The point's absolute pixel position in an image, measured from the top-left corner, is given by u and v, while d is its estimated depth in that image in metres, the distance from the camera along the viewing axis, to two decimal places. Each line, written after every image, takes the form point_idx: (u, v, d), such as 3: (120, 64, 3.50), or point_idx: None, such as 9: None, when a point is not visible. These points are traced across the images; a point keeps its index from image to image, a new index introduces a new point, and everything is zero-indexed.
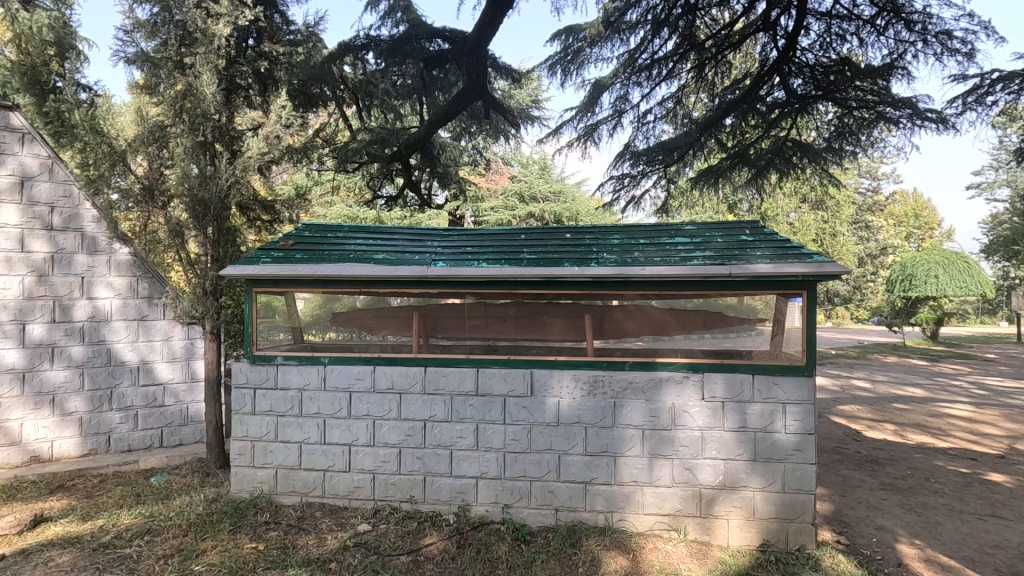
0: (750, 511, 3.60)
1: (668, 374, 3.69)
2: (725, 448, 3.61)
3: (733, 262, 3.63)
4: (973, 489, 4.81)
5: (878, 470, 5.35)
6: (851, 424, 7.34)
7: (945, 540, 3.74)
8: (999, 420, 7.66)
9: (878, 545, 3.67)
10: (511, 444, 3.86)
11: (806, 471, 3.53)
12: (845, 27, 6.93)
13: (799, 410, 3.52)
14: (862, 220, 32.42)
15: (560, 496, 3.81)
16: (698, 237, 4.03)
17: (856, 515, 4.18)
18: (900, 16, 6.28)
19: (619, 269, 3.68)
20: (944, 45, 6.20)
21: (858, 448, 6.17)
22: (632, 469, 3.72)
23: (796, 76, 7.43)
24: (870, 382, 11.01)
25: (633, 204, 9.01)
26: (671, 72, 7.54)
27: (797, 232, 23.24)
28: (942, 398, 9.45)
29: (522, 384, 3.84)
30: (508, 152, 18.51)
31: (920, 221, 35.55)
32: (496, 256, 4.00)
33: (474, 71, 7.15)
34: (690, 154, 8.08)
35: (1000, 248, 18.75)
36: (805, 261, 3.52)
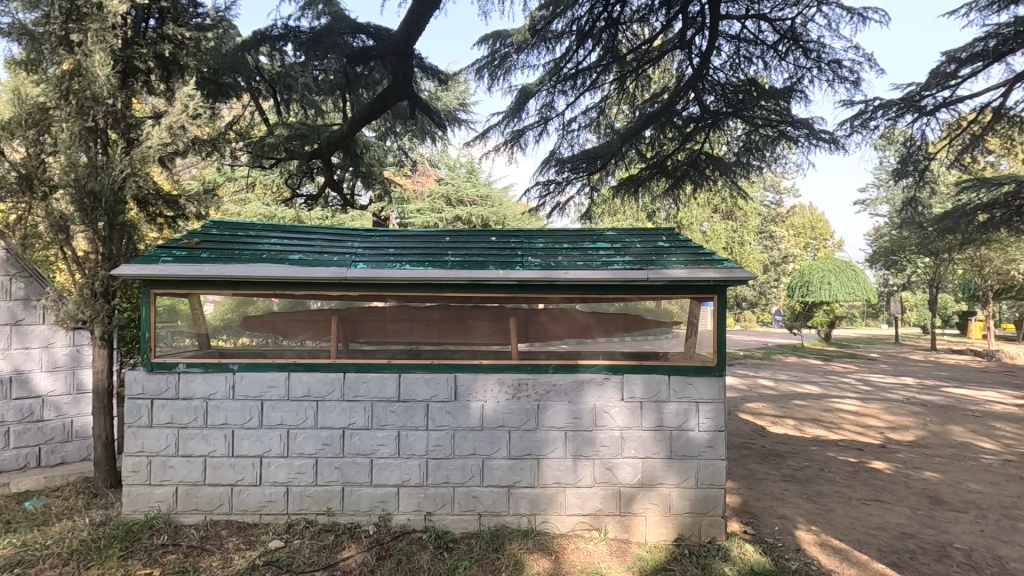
0: (666, 507, 3.74)
1: (590, 375, 3.76)
2: (643, 447, 3.73)
3: (651, 266, 3.77)
4: (860, 476, 5.28)
5: (780, 462, 5.76)
6: (758, 420, 7.88)
7: (837, 525, 4.07)
8: (881, 413, 8.51)
9: (780, 533, 3.92)
10: (434, 451, 3.78)
11: (717, 466, 3.72)
12: (752, 51, 7.46)
13: (710, 409, 3.71)
14: (766, 230, 35.28)
15: (484, 501, 3.77)
16: (619, 242, 4.15)
17: (761, 505, 4.46)
18: (798, 44, 6.83)
19: (542, 273, 3.71)
20: (835, 73, 6.83)
21: (763, 443, 6.62)
22: (555, 471, 3.76)
23: (709, 93, 7.85)
24: (773, 381, 11.86)
25: (558, 210, 9.18)
26: (595, 82, 7.74)
27: (709, 241, 24.76)
28: (834, 393, 10.37)
29: (446, 389, 3.78)
30: (436, 155, 18.43)
31: (817, 232, 38.86)
32: (419, 258, 3.91)
33: (400, 71, 6.97)
34: (613, 163, 8.34)
35: (882, 258, 20.84)
36: (716, 267, 3.72)
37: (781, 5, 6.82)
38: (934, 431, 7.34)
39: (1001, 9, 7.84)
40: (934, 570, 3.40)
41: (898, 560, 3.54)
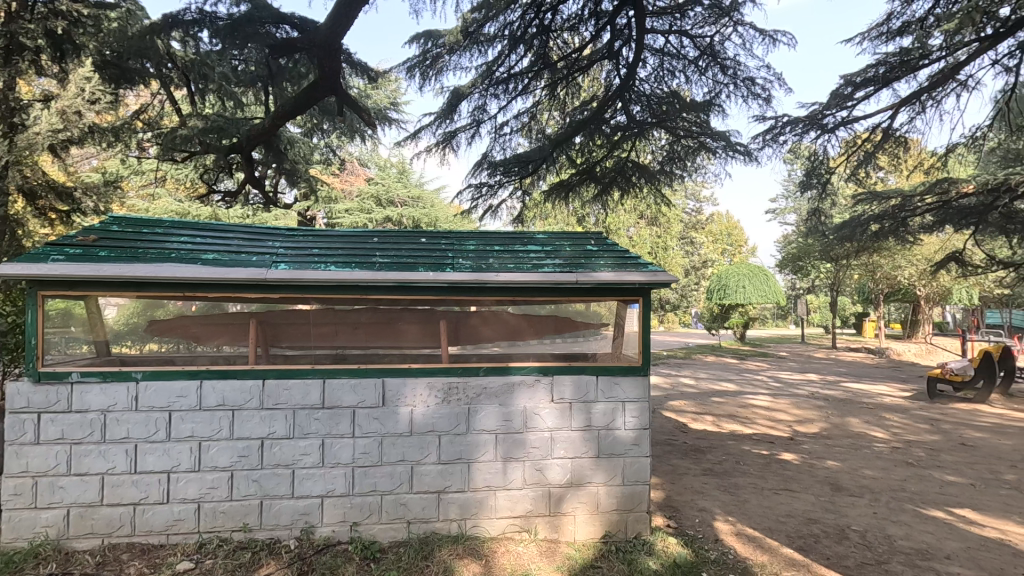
0: (595, 506, 3.81)
1: (521, 377, 3.77)
2: (572, 447, 3.79)
3: (580, 269, 3.84)
4: (771, 468, 5.64)
5: (700, 457, 6.05)
6: (680, 417, 8.24)
7: (751, 515, 4.31)
8: (789, 407, 9.15)
9: (699, 525, 4.11)
10: (361, 458, 3.66)
11: (642, 463, 3.84)
12: (675, 65, 7.82)
13: (636, 408, 3.83)
14: (688, 237, 37.12)
15: (413, 509, 3.69)
16: (549, 245, 4.21)
17: (683, 499, 4.66)
18: (717, 60, 7.23)
19: (473, 275, 3.68)
20: (749, 89, 7.28)
21: (685, 439, 6.93)
22: (485, 474, 3.74)
23: (636, 103, 8.14)
24: (694, 379, 12.45)
25: (490, 213, 9.18)
26: (526, 87, 7.82)
27: (635, 245, 25.72)
28: (748, 390, 11.04)
29: (373, 394, 3.66)
30: (366, 154, 17.97)
31: (733, 239, 41.31)
32: (346, 259, 3.77)
33: (327, 65, 6.69)
34: (544, 167, 8.45)
35: (790, 264, 22.48)
36: (641, 270, 3.85)
37: (701, 22, 7.19)
38: (834, 423, 7.98)
39: (889, 40, 8.68)
40: (835, 551, 3.68)
41: (804, 544, 3.80)
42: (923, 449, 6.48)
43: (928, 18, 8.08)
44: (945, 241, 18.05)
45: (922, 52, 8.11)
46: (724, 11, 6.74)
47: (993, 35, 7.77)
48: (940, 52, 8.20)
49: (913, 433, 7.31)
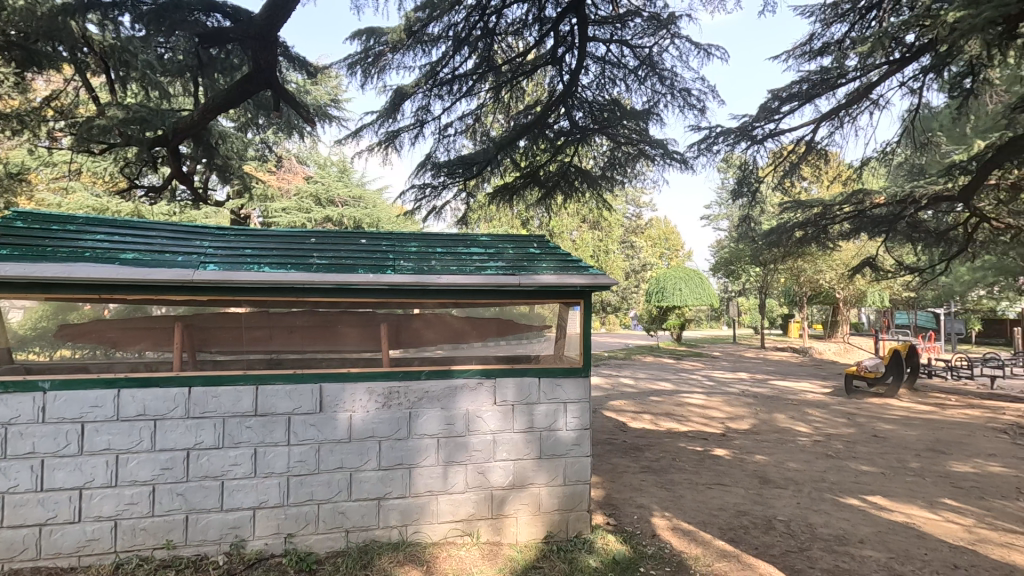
0: (537, 507, 3.84)
1: (463, 381, 3.75)
2: (514, 449, 3.80)
3: (523, 272, 3.85)
4: (705, 463, 5.88)
5: (639, 455, 6.23)
6: (619, 417, 8.45)
7: (686, 509, 4.48)
8: (722, 405, 9.58)
9: (638, 521, 4.23)
10: (296, 467, 3.52)
11: (583, 462, 3.91)
12: (615, 73, 8.03)
13: (577, 408, 3.89)
14: (628, 241, 38.20)
15: (352, 517, 3.59)
16: (492, 248, 4.21)
17: (622, 497, 4.78)
18: (655, 70, 7.49)
19: (415, 277, 3.62)
20: (685, 100, 7.58)
21: (624, 437, 7.12)
22: (427, 479, 3.69)
23: (578, 109, 8.30)
24: (633, 379, 12.81)
25: (434, 214, 9.09)
26: (470, 89, 7.82)
27: (577, 249, 26.23)
28: (684, 389, 11.48)
29: (310, 400, 3.53)
30: (304, 151, 17.38)
31: (670, 243, 42.83)
32: (281, 260, 3.62)
33: (263, 57, 6.40)
34: (489, 170, 8.45)
35: (723, 268, 23.57)
36: (582, 273, 3.91)
37: (640, 33, 7.43)
38: (762, 419, 8.41)
39: (811, 59, 9.27)
40: (763, 541, 3.88)
41: (734, 536, 3.98)
42: (841, 442, 6.94)
43: (845, 40, 8.71)
44: (860, 247, 19.48)
45: (840, 71, 8.72)
46: (662, 24, 7.00)
47: (901, 59, 8.46)
48: (855, 72, 8.85)
49: (832, 427, 7.83)
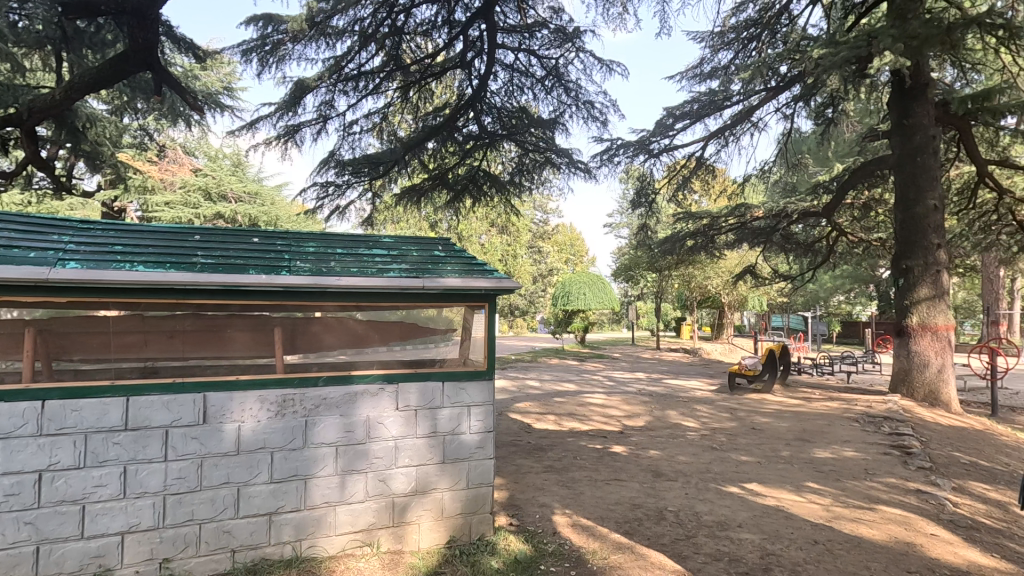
0: (440, 511, 3.80)
1: (364, 386, 3.63)
2: (417, 454, 3.74)
3: (426, 274, 3.81)
4: (604, 460, 6.14)
5: (542, 455, 6.38)
6: (524, 418, 8.60)
7: (586, 506, 4.64)
8: (621, 404, 10.06)
9: (540, 520, 4.31)
10: (174, 485, 3.22)
11: (486, 465, 3.93)
12: (523, 81, 8.18)
13: (481, 411, 3.90)
14: (535, 246, 39.11)
15: (239, 536, 3.35)
16: (395, 250, 4.12)
17: (525, 497, 4.86)
18: (561, 81, 7.74)
19: (312, 279, 3.46)
20: (589, 112, 7.91)
21: (529, 438, 7.26)
22: (324, 490, 3.52)
23: (487, 114, 8.36)
24: (539, 381, 13.11)
25: (337, 214, 8.75)
26: (378, 87, 7.63)
27: (486, 253, 26.44)
28: (586, 389, 11.93)
29: (191, 411, 3.25)
30: (191, 141, 16.03)
31: (575, 249, 44.36)
32: (158, 258, 3.30)
33: (142, 36, 5.82)
34: (396, 170, 8.27)
35: (624, 273, 24.85)
36: (486, 277, 3.94)
37: (548, 44, 7.64)
38: (656, 416, 8.94)
39: (701, 81, 10.05)
40: (655, 531, 4.11)
41: (629, 528, 4.18)
42: (724, 435, 7.54)
43: (730, 67, 9.53)
44: (742, 256, 21.36)
45: (725, 94, 9.54)
46: (568, 37, 7.25)
47: (776, 87, 9.42)
48: (738, 97, 9.71)
49: (717, 422, 8.49)
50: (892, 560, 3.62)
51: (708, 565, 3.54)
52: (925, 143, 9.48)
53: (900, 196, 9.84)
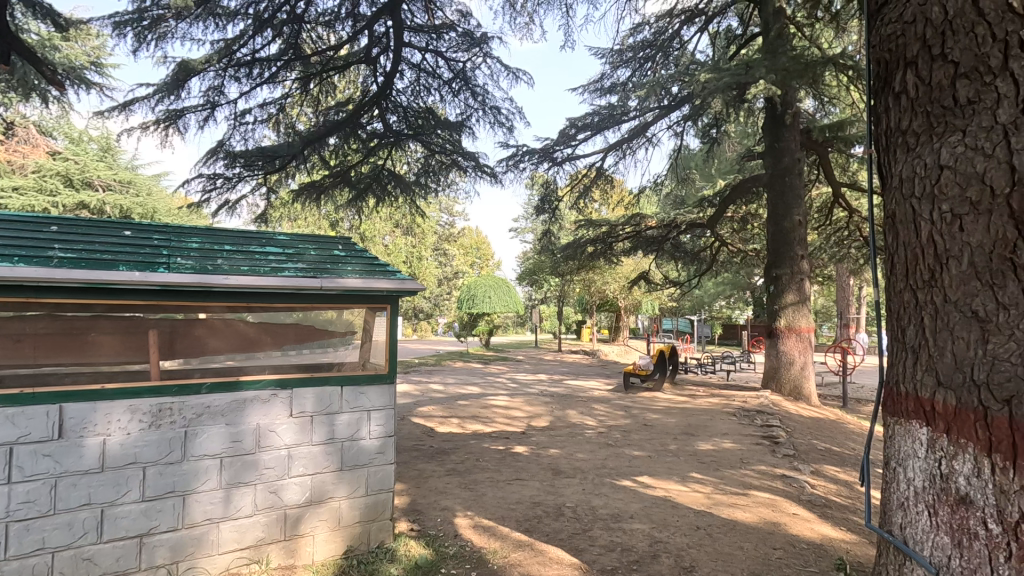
0: (336, 521, 3.65)
1: (254, 393, 3.40)
2: (313, 462, 3.57)
3: (325, 274, 3.65)
4: (506, 461, 6.23)
5: (445, 458, 6.33)
6: (427, 422, 8.50)
7: (488, 507, 4.67)
8: (523, 405, 10.26)
9: (441, 524, 4.28)
10: (21, 511, 2.81)
11: (387, 470, 3.83)
12: (430, 83, 8.09)
13: (381, 416, 3.80)
14: (441, 248, 38.89)
15: (102, 563, 2.99)
16: (291, 248, 3.92)
17: (427, 501, 4.80)
18: (468, 85, 7.77)
19: (195, 277, 3.18)
20: (495, 117, 8.01)
21: (431, 442, 7.18)
22: (205, 506, 3.25)
23: (392, 113, 8.18)
24: (443, 384, 13.02)
25: (226, 209, 8.13)
26: (274, 76, 7.20)
27: (390, 254, 25.83)
28: (490, 392, 12.02)
29: (44, 425, 2.86)
30: (49, 120, 14.12)
31: (481, 252, 44.55)
32: (4, 251, 2.87)
33: None
34: (293, 165, 7.84)
35: (528, 277, 25.40)
36: (389, 278, 3.85)
37: (455, 47, 7.65)
38: (557, 416, 9.21)
39: (602, 95, 10.56)
40: (553, 528, 4.23)
41: (529, 526, 4.27)
42: (619, 432, 7.95)
43: (627, 84, 10.11)
44: (638, 263, 22.67)
45: (623, 109, 10.10)
46: (475, 41, 7.31)
47: (668, 106, 10.13)
48: (635, 112, 10.31)
49: (613, 419, 8.93)
50: (761, 539, 4.00)
51: (602, 556, 3.71)
52: (792, 165, 10.64)
53: (772, 211, 10.94)
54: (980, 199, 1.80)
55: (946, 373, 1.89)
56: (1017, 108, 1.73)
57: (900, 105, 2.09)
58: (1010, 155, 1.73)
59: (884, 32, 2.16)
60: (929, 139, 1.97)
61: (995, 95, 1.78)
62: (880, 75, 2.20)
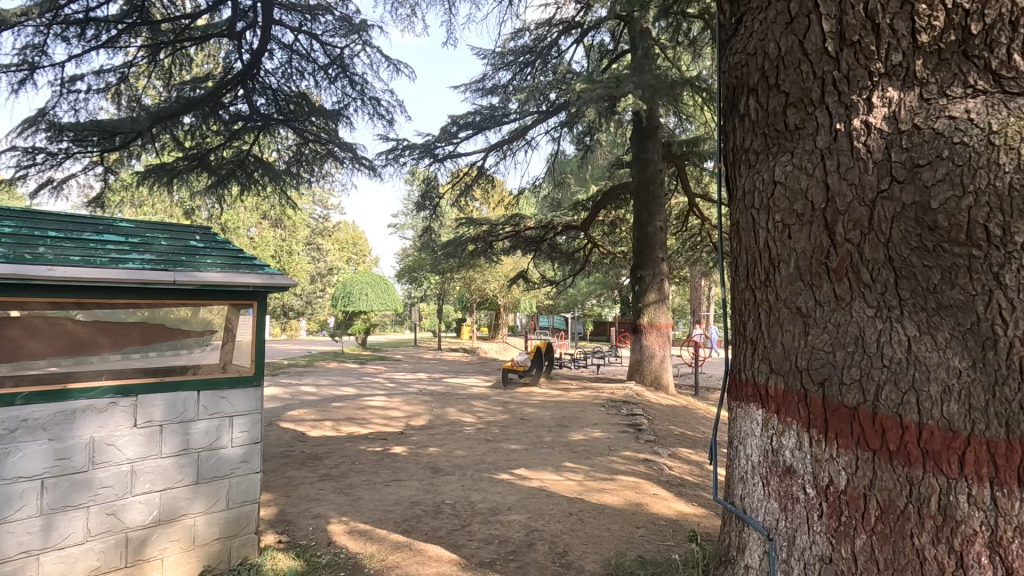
0: (190, 540, 3.31)
1: (87, 402, 2.96)
2: (162, 477, 3.20)
3: (179, 267, 3.27)
4: (383, 462, 6.07)
5: (316, 464, 6.01)
6: (297, 427, 7.99)
7: (363, 510, 4.52)
8: (401, 405, 10.05)
9: (312, 532, 4.05)
10: None
11: (251, 480, 3.55)
12: (303, 66, 7.61)
13: (246, 421, 3.51)
14: (313, 243, 36.85)
15: None
16: (136, 237, 3.47)
17: (297, 510, 4.52)
18: (346, 73, 7.43)
19: (8, 267, 2.69)
20: (375, 109, 7.76)
21: (302, 447, 6.76)
22: (21, 537, 2.78)
23: (259, 94, 7.56)
24: (315, 387, 12.32)
25: (49, 189, 6.96)
26: (114, 41, 6.31)
27: (255, 247, 23.91)
28: (366, 393, 11.62)
29: None
30: None
31: (358, 248, 42.89)
32: None
33: None
34: (138, 144, 6.94)
35: (407, 274, 24.95)
36: (256, 272, 3.56)
37: (332, 31, 7.26)
38: (436, 415, 9.15)
39: (483, 95, 10.68)
40: (432, 526, 4.20)
41: (407, 526, 4.20)
42: (497, 427, 8.12)
43: (508, 87, 10.33)
44: (516, 262, 23.30)
45: (504, 111, 10.29)
46: (353, 28, 7.01)
47: (546, 112, 10.51)
48: (515, 115, 10.55)
49: (491, 415, 9.09)
50: (626, 520, 4.32)
51: (481, 550, 3.76)
52: (655, 175, 11.60)
53: (637, 217, 11.82)
54: (803, 212, 2.09)
55: (777, 361, 2.19)
56: (831, 136, 2.04)
57: (744, 126, 2.37)
58: (825, 175, 2.03)
59: (732, 60, 2.43)
60: (766, 158, 2.26)
61: (816, 124, 2.09)
62: (729, 98, 2.48)
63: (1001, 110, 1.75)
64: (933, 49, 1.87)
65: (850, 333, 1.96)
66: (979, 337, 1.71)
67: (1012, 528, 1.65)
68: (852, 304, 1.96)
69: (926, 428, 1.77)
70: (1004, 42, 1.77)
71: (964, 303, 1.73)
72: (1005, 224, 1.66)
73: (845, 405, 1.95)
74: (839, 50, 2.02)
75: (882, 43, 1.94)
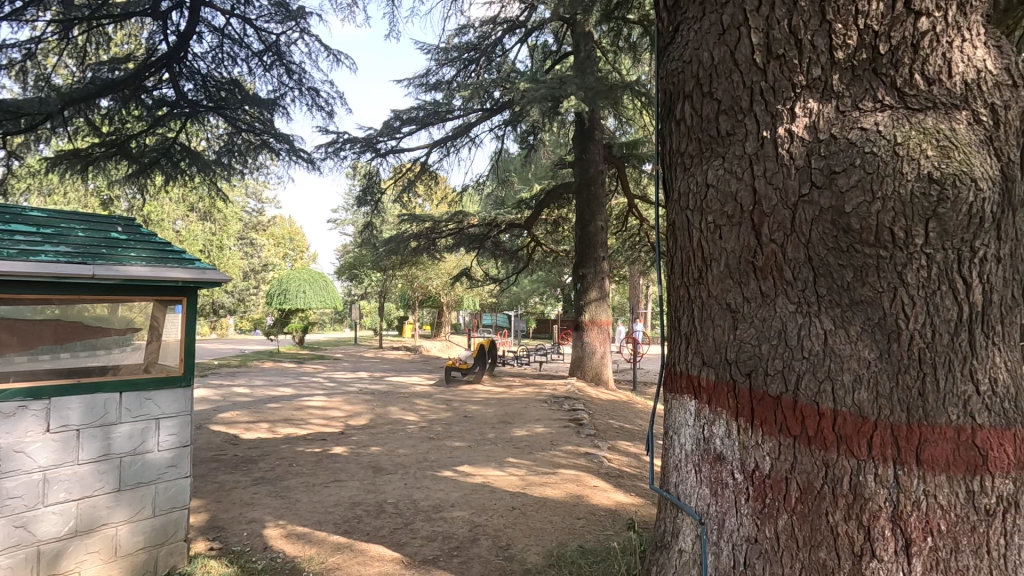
0: (112, 551, 3.11)
1: None
2: (80, 485, 2.98)
3: (98, 260, 3.06)
4: (322, 464, 5.91)
5: (250, 467, 5.77)
6: (230, 429, 7.63)
7: (301, 513, 4.38)
8: (341, 405, 9.80)
9: (247, 538, 3.90)
10: None
11: (180, 485, 3.38)
12: (235, 51, 7.25)
13: (174, 424, 3.33)
14: (247, 237, 35.25)
15: None
16: (50, 227, 3.21)
17: (230, 515, 4.32)
18: (282, 60, 7.14)
19: None
20: (313, 99, 7.51)
21: (234, 451, 6.47)
22: None
23: (186, 79, 7.14)
24: (248, 387, 11.78)
25: None
26: (18, 13, 5.78)
27: (183, 241, 22.58)
28: (304, 393, 11.24)
29: None
30: None
31: (295, 244, 41.36)
32: None
33: None
34: (46, 126, 6.38)
35: (347, 272, 24.32)
36: (184, 266, 3.38)
37: (267, 17, 6.97)
38: (378, 414, 8.98)
39: (426, 91, 10.57)
40: (373, 526, 4.14)
41: (348, 527, 4.11)
42: (440, 425, 8.08)
43: (451, 83, 10.26)
44: (460, 260, 23.20)
45: (448, 107, 10.22)
46: (290, 14, 6.75)
47: (490, 110, 10.54)
48: (459, 111, 10.48)
49: (435, 413, 9.04)
50: (568, 512, 4.42)
51: (424, 547, 3.75)
52: (596, 175, 11.86)
53: (579, 216, 12.04)
54: (733, 214, 2.21)
55: (708, 355, 2.31)
56: (758, 143, 2.17)
57: (680, 130, 2.48)
58: (753, 179, 2.16)
59: (669, 66, 2.53)
60: (700, 162, 2.38)
61: (745, 131, 2.21)
62: (666, 103, 2.58)
63: (905, 124, 1.91)
64: (847, 66, 2.03)
65: (774, 327, 2.09)
66: (885, 331, 1.89)
67: (911, 503, 1.84)
68: (776, 301, 2.09)
69: (839, 415, 1.93)
70: (907, 63, 1.96)
71: (873, 299, 1.90)
72: (907, 228, 1.84)
73: (769, 395, 2.09)
74: (766, 62, 2.16)
75: (804, 58, 2.09)
